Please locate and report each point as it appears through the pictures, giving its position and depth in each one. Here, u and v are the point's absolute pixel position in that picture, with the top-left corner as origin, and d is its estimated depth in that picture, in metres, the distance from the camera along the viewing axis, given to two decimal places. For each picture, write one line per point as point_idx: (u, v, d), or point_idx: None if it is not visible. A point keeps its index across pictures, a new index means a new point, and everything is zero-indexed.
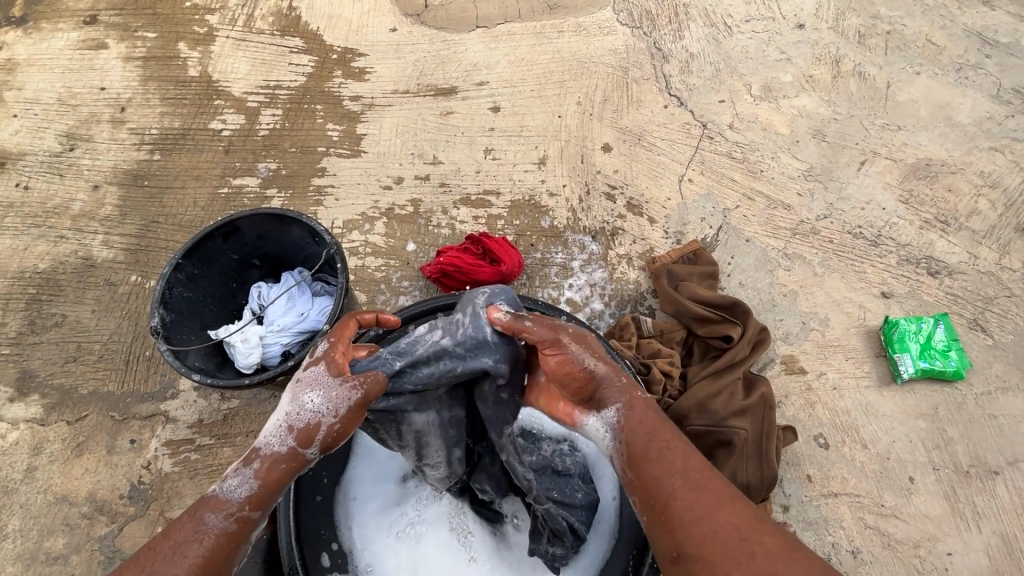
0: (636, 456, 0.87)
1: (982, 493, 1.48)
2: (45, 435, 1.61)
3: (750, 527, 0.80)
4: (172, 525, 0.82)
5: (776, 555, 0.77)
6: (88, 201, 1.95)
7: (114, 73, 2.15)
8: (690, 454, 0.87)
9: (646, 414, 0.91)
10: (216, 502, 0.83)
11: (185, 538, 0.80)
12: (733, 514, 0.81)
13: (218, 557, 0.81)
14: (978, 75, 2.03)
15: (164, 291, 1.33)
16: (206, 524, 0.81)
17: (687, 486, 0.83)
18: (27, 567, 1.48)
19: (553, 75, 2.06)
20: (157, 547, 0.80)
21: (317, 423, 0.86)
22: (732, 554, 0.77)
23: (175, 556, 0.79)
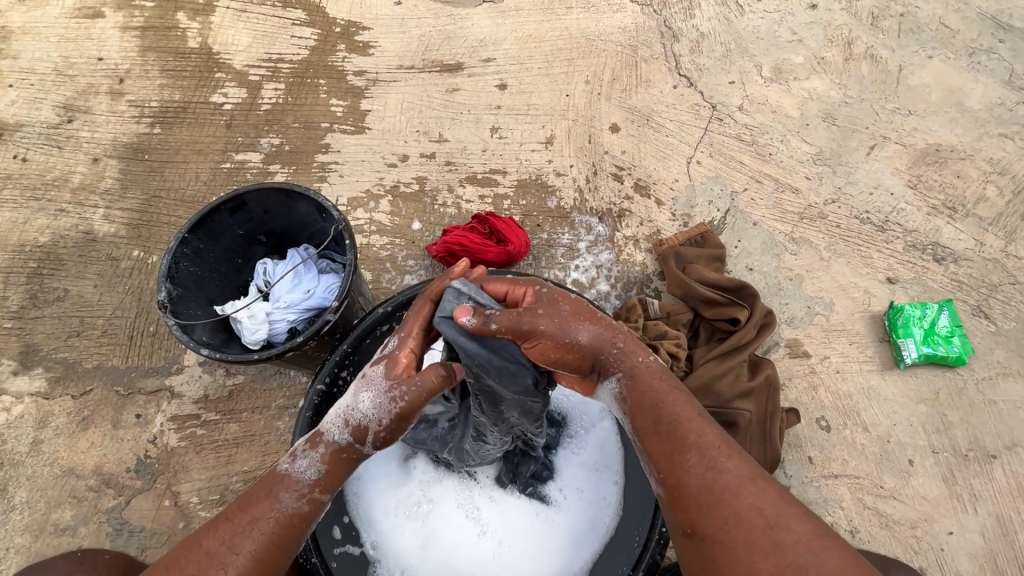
0: (651, 424, 0.87)
1: (980, 476, 1.51)
2: (50, 409, 1.61)
3: (776, 513, 0.77)
4: (244, 503, 0.88)
5: (807, 544, 0.73)
6: (87, 174, 1.92)
7: (111, 43, 2.09)
8: (709, 428, 0.85)
9: (659, 376, 0.91)
10: (289, 483, 0.89)
11: (261, 515, 0.86)
12: (758, 495, 0.78)
13: (288, 534, 0.87)
14: (991, 60, 2.01)
15: (170, 266, 1.31)
16: (278, 503, 0.88)
17: (703, 462, 0.81)
18: (36, 537, 1.49)
19: (561, 53, 2.02)
20: (236, 520, 0.86)
21: (367, 426, 0.91)
22: (758, 543, 0.74)
23: (248, 532, 0.85)
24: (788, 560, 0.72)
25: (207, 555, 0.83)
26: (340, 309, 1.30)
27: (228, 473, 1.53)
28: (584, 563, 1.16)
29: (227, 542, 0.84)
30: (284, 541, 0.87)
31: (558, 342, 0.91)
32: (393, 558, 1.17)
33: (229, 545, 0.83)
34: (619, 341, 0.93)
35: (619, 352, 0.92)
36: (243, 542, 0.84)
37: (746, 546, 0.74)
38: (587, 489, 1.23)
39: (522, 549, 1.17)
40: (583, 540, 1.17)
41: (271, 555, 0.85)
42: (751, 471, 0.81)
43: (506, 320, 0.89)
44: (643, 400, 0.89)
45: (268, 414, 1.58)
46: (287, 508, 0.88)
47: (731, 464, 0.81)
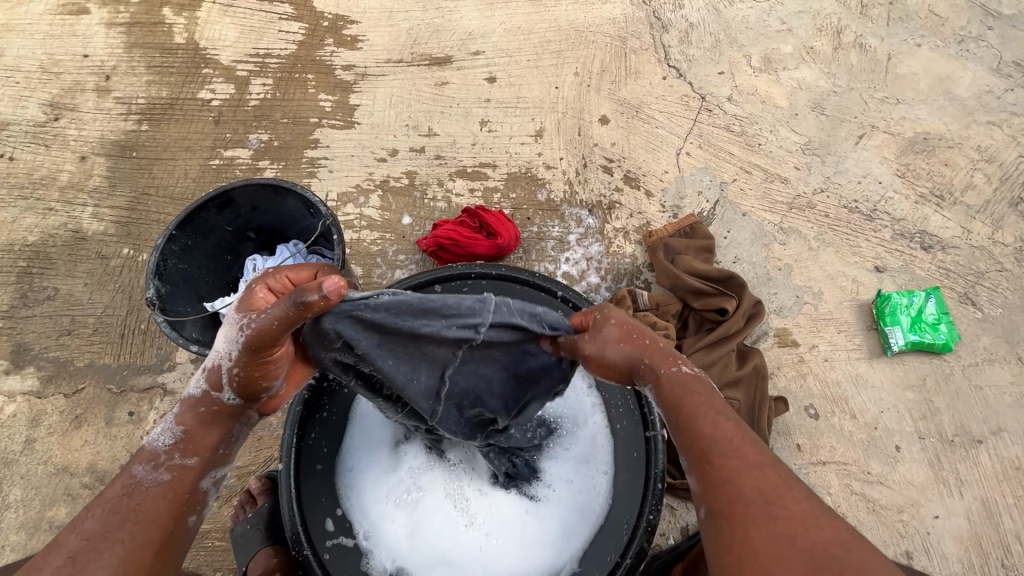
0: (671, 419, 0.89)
1: (966, 461, 1.53)
2: (42, 407, 1.62)
3: (777, 492, 0.78)
4: (100, 494, 0.84)
5: (805, 521, 0.75)
6: (75, 172, 1.91)
7: (96, 39, 2.08)
8: (725, 421, 0.87)
9: (687, 382, 0.91)
10: (144, 456, 0.87)
11: (116, 494, 0.84)
12: (761, 475, 0.80)
13: (150, 506, 0.83)
14: (980, 48, 2.01)
15: (158, 263, 1.31)
16: (137, 478, 0.85)
17: (714, 445, 0.84)
18: (31, 535, 1.50)
19: (550, 44, 2.02)
20: (92, 507, 0.83)
21: (217, 367, 0.86)
22: (754, 514, 0.77)
23: (107, 514, 0.81)
24: (785, 534, 0.74)
25: (58, 548, 0.79)
26: None
27: None
28: (574, 551, 1.17)
29: (89, 529, 0.80)
30: (159, 516, 0.83)
31: (596, 366, 0.94)
32: (385, 549, 1.18)
33: (81, 535, 0.79)
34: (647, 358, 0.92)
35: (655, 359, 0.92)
36: (108, 526, 0.80)
37: (743, 517, 0.77)
38: (578, 479, 1.23)
39: (511, 539, 1.18)
40: (573, 529, 1.18)
41: (145, 531, 0.82)
42: (764, 458, 0.83)
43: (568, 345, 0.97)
44: (669, 399, 0.89)
45: None
46: (149, 479, 0.85)
47: (739, 447, 0.84)
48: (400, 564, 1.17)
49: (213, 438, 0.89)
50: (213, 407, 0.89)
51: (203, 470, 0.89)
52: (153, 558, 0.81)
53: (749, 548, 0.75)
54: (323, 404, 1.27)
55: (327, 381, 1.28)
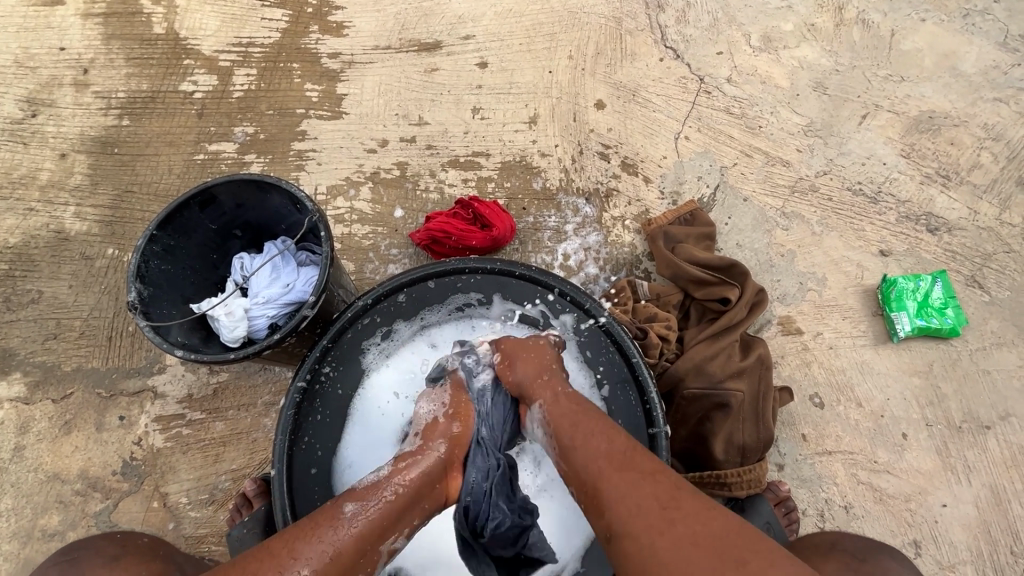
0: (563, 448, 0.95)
1: (974, 448, 1.50)
2: (30, 414, 1.58)
3: (670, 495, 0.80)
4: (315, 516, 0.87)
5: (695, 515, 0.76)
6: (56, 170, 1.85)
7: (73, 32, 2.00)
8: (618, 435, 0.93)
9: (573, 405, 1.01)
10: (359, 492, 0.91)
11: (337, 526, 0.85)
12: (655, 482, 0.82)
13: (355, 561, 0.85)
14: (986, 21, 1.94)
15: (139, 265, 1.26)
16: (345, 513, 0.87)
17: (609, 461, 0.87)
18: (24, 544, 1.47)
19: (543, 27, 1.94)
20: (306, 528, 0.84)
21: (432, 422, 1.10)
22: (654, 522, 0.77)
23: (320, 539, 0.83)
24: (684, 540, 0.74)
25: (275, 557, 0.80)
26: (318, 304, 1.25)
27: (216, 473, 1.51)
28: (577, 548, 1.16)
29: (297, 542, 0.82)
30: (350, 555, 0.84)
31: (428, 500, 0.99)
32: None
33: (297, 552, 0.81)
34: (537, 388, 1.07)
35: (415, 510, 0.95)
36: (310, 547, 0.82)
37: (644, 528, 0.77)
38: None
39: None
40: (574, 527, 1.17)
41: (338, 568, 0.82)
42: (653, 464, 0.86)
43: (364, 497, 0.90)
44: (561, 420, 0.99)
45: (254, 411, 1.55)
46: (355, 517, 0.87)
47: (633, 457, 0.87)
48: (398, 565, 1.15)
49: (412, 503, 0.94)
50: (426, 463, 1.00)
51: (397, 530, 0.91)
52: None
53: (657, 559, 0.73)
54: (315, 407, 1.22)
55: (319, 382, 1.23)
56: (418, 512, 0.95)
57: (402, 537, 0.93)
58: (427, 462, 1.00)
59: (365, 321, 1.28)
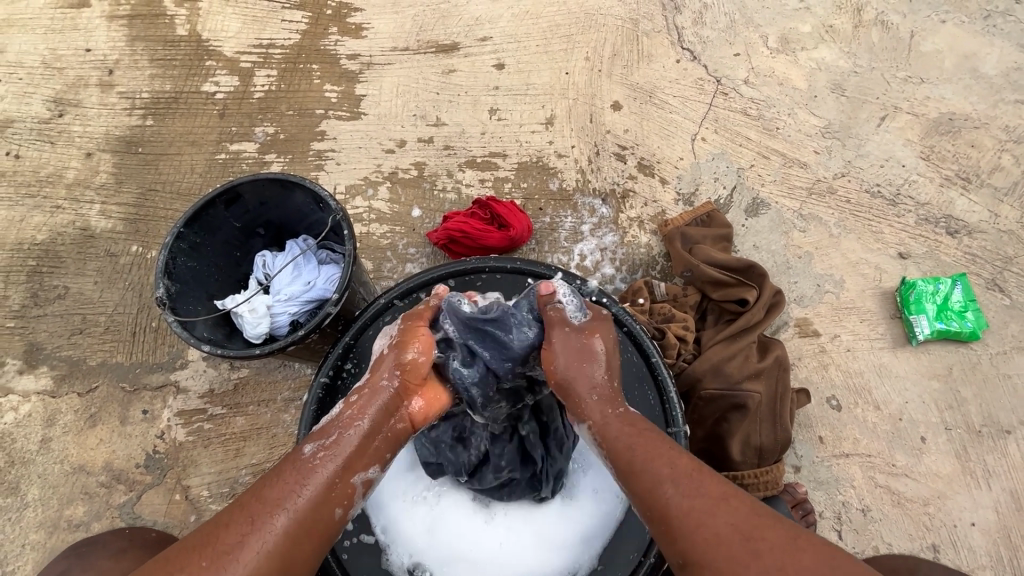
0: (623, 466, 0.91)
1: (993, 452, 1.49)
2: (57, 407, 1.61)
3: (750, 525, 0.80)
4: (279, 466, 0.91)
5: (783, 547, 0.77)
6: (82, 169, 1.89)
7: (98, 33, 2.04)
8: (680, 458, 0.89)
9: (625, 426, 0.95)
10: (316, 435, 0.95)
11: (295, 472, 0.89)
12: (733, 512, 0.81)
13: (325, 500, 0.88)
14: (1008, 23, 1.93)
15: (167, 261, 1.29)
16: (304, 455, 0.91)
17: (679, 492, 0.84)
18: (50, 534, 1.51)
19: (560, 28, 1.96)
20: (268, 480, 0.88)
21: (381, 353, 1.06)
22: (739, 555, 0.77)
23: (278, 483, 0.87)
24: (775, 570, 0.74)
25: (241, 512, 0.84)
26: (341, 302, 1.27)
27: (237, 466, 1.53)
28: (593, 550, 1.16)
29: (262, 493, 0.86)
30: (317, 496, 0.88)
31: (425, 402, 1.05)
32: (402, 544, 1.18)
33: (260, 497, 0.86)
34: (588, 396, 0.99)
35: (375, 447, 0.96)
36: (281, 495, 0.86)
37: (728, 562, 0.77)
38: (599, 482, 1.23)
39: (529, 537, 1.18)
40: (592, 529, 1.17)
41: (306, 511, 0.86)
42: (727, 488, 0.85)
43: (318, 441, 0.93)
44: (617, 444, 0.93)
45: (274, 407, 1.58)
46: (315, 457, 0.91)
47: (702, 488, 0.85)
48: (418, 560, 1.17)
49: (371, 436, 0.96)
50: (380, 399, 0.98)
51: (363, 462, 0.94)
52: (303, 541, 0.85)
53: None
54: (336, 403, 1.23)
55: (341, 379, 1.25)
56: (383, 440, 0.97)
57: (376, 467, 0.96)
58: (381, 392, 0.98)
59: (386, 319, 1.29)
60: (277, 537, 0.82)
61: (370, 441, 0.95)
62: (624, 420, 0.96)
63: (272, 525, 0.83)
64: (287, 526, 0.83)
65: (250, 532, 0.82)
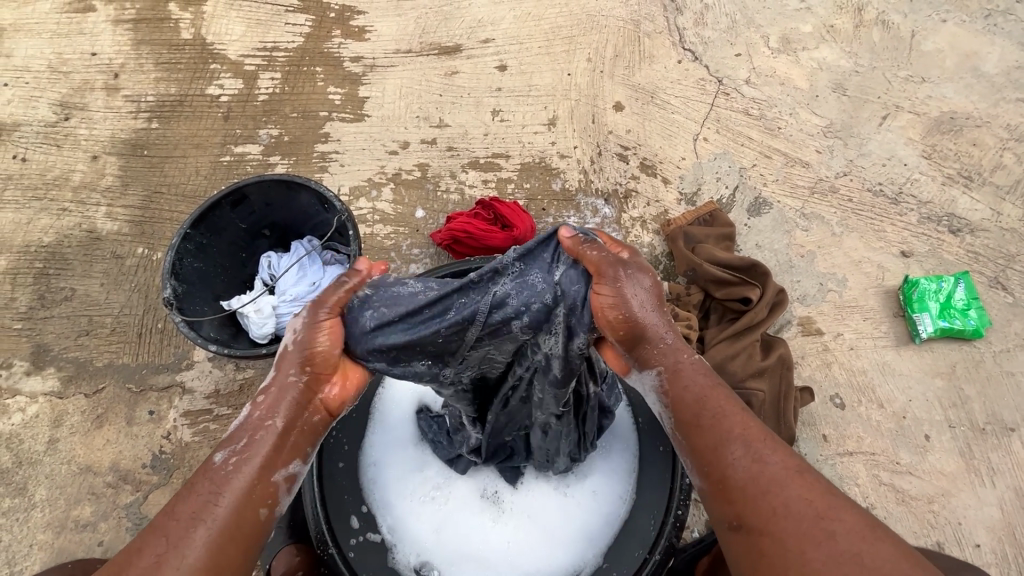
0: (690, 416, 0.84)
1: (998, 450, 1.49)
2: (64, 407, 1.62)
3: (826, 504, 0.74)
4: (192, 480, 0.81)
5: (859, 532, 0.71)
6: (88, 171, 1.90)
7: (104, 38, 2.06)
8: (752, 421, 0.84)
9: (704, 372, 0.88)
10: (227, 443, 0.83)
11: (206, 483, 0.79)
12: (807, 486, 0.76)
13: (248, 505, 0.79)
14: (1008, 22, 1.93)
15: (174, 262, 1.30)
16: (214, 464, 0.81)
17: (749, 454, 0.79)
18: (57, 534, 1.52)
19: (562, 30, 1.97)
20: (180, 496, 0.79)
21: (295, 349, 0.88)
22: (808, 530, 0.72)
23: (192, 498, 0.78)
24: (846, 551, 0.70)
25: (157, 534, 0.76)
26: None
27: None
28: (598, 548, 1.17)
29: (179, 507, 0.77)
30: (238, 504, 0.79)
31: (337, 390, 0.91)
32: (409, 543, 1.18)
33: (173, 517, 0.77)
34: (667, 335, 0.88)
35: (296, 442, 0.85)
36: (198, 503, 0.78)
37: (794, 535, 0.72)
38: (597, 482, 1.22)
39: (534, 536, 1.19)
40: (596, 528, 1.18)
41: (226, 520, 0.77)
42: (799, 461, 0.80)
43: (229, 451, 0.82)
44: (684, 396, 0.86)
45: None
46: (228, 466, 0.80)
47: (774, 453, 0.79)
48: (425, 559, 1.17)
49: (290, 433, 0.84)
50: (290, 394, 0.85)
51: (283, 458, 0.84)
52: (234, 552, 0.77)
53: (807, 569, 0.70)
54: None
55: None
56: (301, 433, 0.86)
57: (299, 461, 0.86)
58: (292, 386, 0.86)
59: None
60: (199, 552, 0.74)
61: (288, 439, 0.84)
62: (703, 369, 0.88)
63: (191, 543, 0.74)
64: (208, 539, 0.75)
65: (168, 554, 0.74)
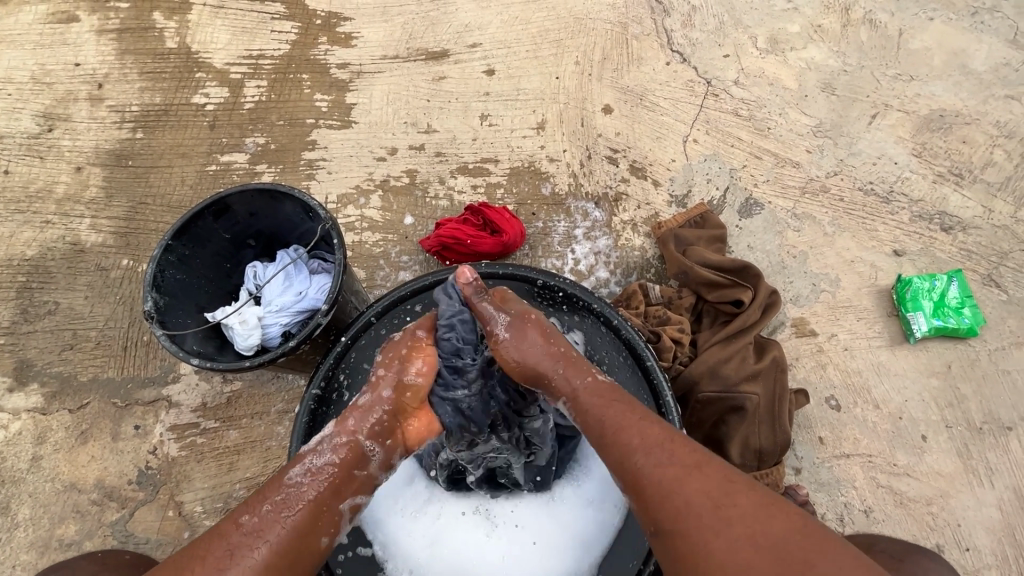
0: (598, 439, 0.91)
1: (995, 450, 1.48)
2: (48, 424, 1.59)
3: (723, 492, 0.81)
4: (263, 489, 0.89)
5: (753, 513, 0.78)
6: (72, 183, 1.88)
7: (88, 48, 2.03)
8: (651, 428, 0.89)
9: (600, 393, 0.96)
10: (303, 457, 0.92)
11: (279, 492, 0.87)
12: (704, 478, 0.82)
13: (308, 532, 0.87)
14: (995, 19, 1.93)
15: (155, 275, 1.28)
16: (290, 479, 0.89)
17: (648, 460, 0.85)
18: (41, 554, 1.48)
19: (549, 33, 1.96)
20: (256, 504, 0.86)
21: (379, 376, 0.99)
22: (707, 523, 0.78)
23: (263, 511, 0.85)
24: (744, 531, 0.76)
25: (219, 541, 0.83)
26: (332, 311, 1.26)
27: (230, 481, 1.51)
28: (594, 560, 1.13)
29: (244, 522, 0.85)
30: (303, 523, 0.87)
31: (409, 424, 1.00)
32: (400, 558, 1.16)
33: (240, 528, 0.84)
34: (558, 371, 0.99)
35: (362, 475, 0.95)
36: (264, 523, 0.84)
37: (697, 528, 0.78)
38: (591, 487, 1.21)
39: (529, 547, 1.16)
40: (589, 539, 1.14)
41: (289, 540, 0.85)
42: (697, 457, 0.85)
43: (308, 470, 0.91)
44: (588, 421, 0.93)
45: (267, 419, 1.56)
46: (303, 484, 0.89)
47: (670, 453, 0.86)
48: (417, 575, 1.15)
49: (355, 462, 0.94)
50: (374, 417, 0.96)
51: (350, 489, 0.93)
52: (285, 571, 0.84)
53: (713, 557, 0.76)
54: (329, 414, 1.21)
55: (333, 392, 1.23)
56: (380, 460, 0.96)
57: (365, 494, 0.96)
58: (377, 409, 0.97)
59: (376, 331, 1.27)
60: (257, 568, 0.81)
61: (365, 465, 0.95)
62: (601, 389, 0.96)
63: (249, 559, 0.81)
64: (267, 557, 0.82)
65: (228, 561, 0.80)
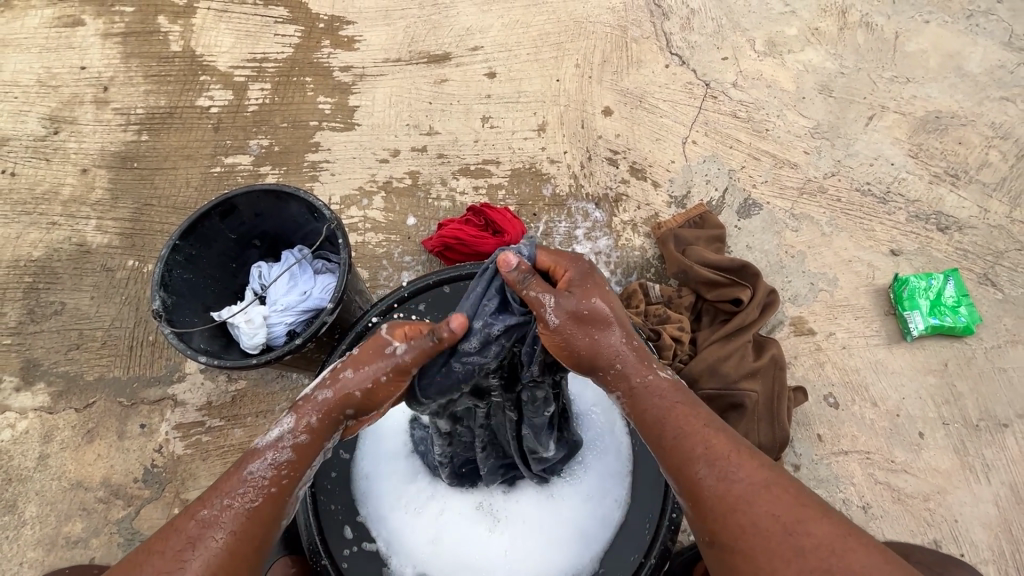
0: (658, 442, 0.86)
1: (992, 446, 1.49)
2: (54, 423, 1.61)
3: (795, 517, 0.79)
4: (218, 481, 0.86)
5: (825, 541, 0.77)
6: (77, 185, 1.90)
7: (93, 51, 2.06)
8: (715, 435, 0.85)
9: (661, 393, 0.88)
10: (258, 453, 0.87)
11: (234, 486, 0.85)
12: (775, 501, 0.80)
13: (263, 521, 0.85)
14: (990, 21, 1.96)
15: (163, 274, 1.30)
16: (249, 473, 0.85)
17: (714, 474, 0.82)
18: (47, 551, 1.50)
19: (549, 36, 1.98)
20: (213, 494, 0.85)
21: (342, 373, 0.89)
22: (777, 545, 0.77)
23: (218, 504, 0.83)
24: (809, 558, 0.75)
25: (176, 533, 0.82)
26: (337, 310, 1.28)
27: None
28: (596, 554, 1.16)
29: (199, 516, 0.83)
30: (262, 513, 0.85)
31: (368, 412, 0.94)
32: (404, 555, 1.18)
33: (197, 521, 0.82)
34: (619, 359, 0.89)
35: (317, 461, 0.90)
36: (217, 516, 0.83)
37: (760, 549, 0.77)
38: (591, 486, 1.21)
39: (530, 544, 1.18)
40: (591, 534, 1.17)
41: (246, 527, 0.83)
42: (768, 474, 0.83)
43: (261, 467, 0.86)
44: (647, 416, 0.87)
45: (272, 418, 1.58)
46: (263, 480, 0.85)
47: (740, 468, 0.82)
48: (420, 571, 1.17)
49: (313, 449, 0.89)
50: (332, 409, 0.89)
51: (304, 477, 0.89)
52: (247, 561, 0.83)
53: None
54: None
55: None
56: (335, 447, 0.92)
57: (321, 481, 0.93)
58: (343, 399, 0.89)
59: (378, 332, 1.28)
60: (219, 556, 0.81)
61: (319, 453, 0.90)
62: (665, 386, 0.89)
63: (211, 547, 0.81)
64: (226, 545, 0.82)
65: (190, 553, 0.80)
